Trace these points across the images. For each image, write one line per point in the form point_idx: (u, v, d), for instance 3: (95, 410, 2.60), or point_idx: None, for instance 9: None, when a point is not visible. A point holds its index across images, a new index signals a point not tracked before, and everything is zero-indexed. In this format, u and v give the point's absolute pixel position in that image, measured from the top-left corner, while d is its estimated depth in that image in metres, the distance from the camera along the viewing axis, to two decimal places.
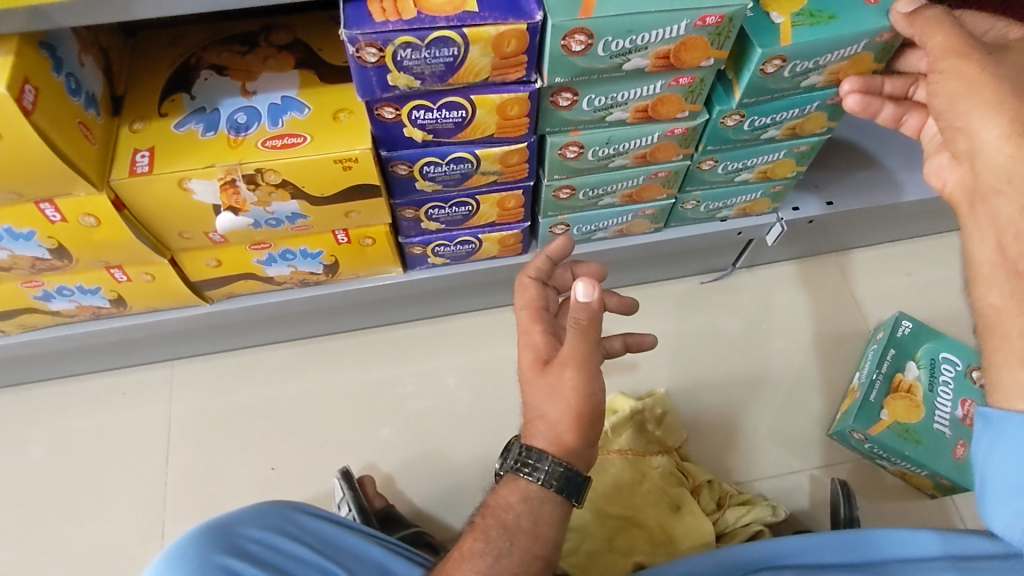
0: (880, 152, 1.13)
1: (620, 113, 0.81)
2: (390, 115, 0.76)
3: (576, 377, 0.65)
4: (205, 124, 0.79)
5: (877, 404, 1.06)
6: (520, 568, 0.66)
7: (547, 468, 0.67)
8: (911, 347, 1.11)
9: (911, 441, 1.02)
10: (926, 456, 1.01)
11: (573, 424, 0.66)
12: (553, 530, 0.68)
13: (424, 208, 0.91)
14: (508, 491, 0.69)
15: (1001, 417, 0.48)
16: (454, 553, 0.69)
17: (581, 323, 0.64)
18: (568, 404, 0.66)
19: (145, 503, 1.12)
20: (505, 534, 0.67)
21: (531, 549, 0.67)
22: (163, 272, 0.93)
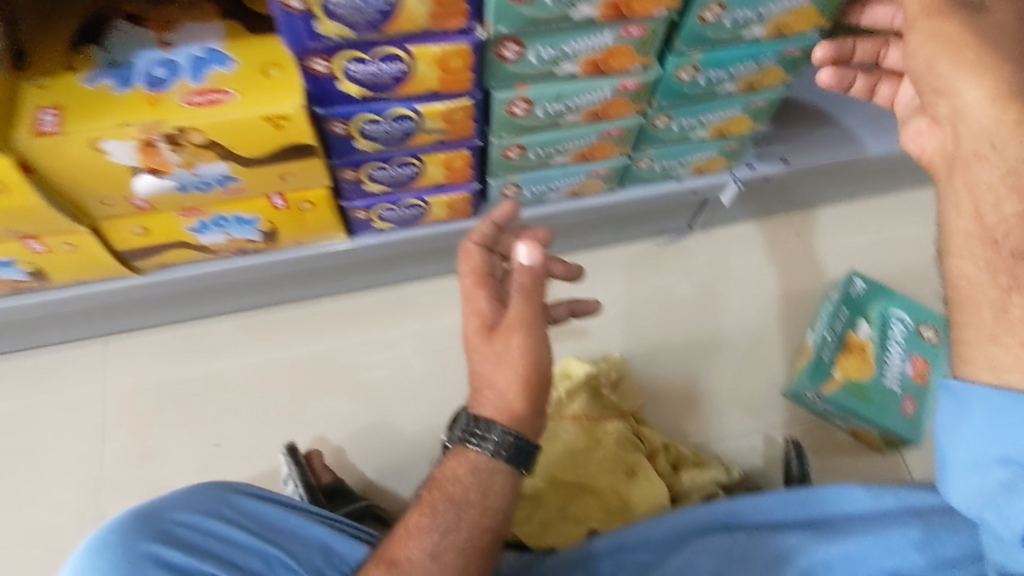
0: (838, 108, 1.11)
1: (570, 66, 0.77)
2: (323, 68, 0.70)
3: (523, 343, 0.63)
4: (119, 80, 0.73)
5: (829, 363, 1.07)
6: (470, 540, 0.64)
7: (495, 438, 0.65)
8: (862, 306, 1.12)
9: (861, 399, 1.03)
10: (875, 413, 1.03)
11: (521, 391, 0.64)
12: (503, 502, 0.66)
13: (366, 168, 0.86)
14: (456, 464, 0.67)
15: (964, 390, 0.47)
16: (400, 530, 0.67)
17: (524, 286, 0.65)
18: (515, 370, 0.64)
19: (82, 485, 1.06)
20: (452, 509, 0.65)
21: (480, 522, 0.65)
22: (86, 243, 0.86)
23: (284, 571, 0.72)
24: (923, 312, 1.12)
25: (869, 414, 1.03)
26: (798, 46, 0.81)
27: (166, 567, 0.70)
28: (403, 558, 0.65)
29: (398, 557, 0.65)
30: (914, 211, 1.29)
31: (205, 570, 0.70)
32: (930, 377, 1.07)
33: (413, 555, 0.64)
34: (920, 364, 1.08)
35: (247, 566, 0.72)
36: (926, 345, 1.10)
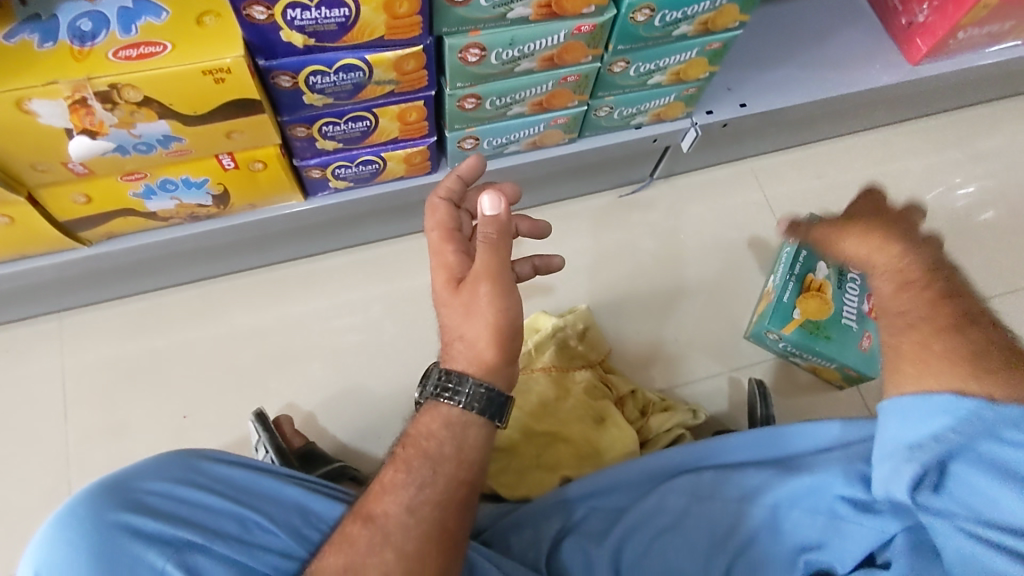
0: (795, 50, 1.10)
1: (522, 8, 0.74)
2: (262, 17, 0.67)
3: (491, 293, 0.63)
4: (41, 34, 0.68)
5: (790, 303, 1.07)
6: (446, 492, 0.64)
7: (467, 390, 0.65)
8: (822, 248, 1.12)
9: (821, 337, 1.06)
10: (833, 350, 1.06)
11: (490, 340, 0.64)
12: (477, 454, 0.66)
13: (317, 124, 0.83)
14: (429, 419, 0.67)
15: (902, 401, 0.68)
16: (374, 488, 0.66)
17: (490, 237, 0.63)
18: (486, 322, 0.63)
19: (46, 465, 1.04)
20: (427, 463, 0.65)
21: (456, 474, 0.65)
22: (24, 213, 0.82)
23: (261, 532, 0.72)
24: None
25: (829, 351, 1.07)
26: None
27: (139, 534, 0.69)
28: (379, 513, 0.64)
29: (375, 512, 0.64)
30: (870, 153, 1.31)
31: (180, 536, 0.69)
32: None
33: (390, 510, 0.64)
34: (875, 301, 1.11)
35: (224, 529, 0.71)
36: None
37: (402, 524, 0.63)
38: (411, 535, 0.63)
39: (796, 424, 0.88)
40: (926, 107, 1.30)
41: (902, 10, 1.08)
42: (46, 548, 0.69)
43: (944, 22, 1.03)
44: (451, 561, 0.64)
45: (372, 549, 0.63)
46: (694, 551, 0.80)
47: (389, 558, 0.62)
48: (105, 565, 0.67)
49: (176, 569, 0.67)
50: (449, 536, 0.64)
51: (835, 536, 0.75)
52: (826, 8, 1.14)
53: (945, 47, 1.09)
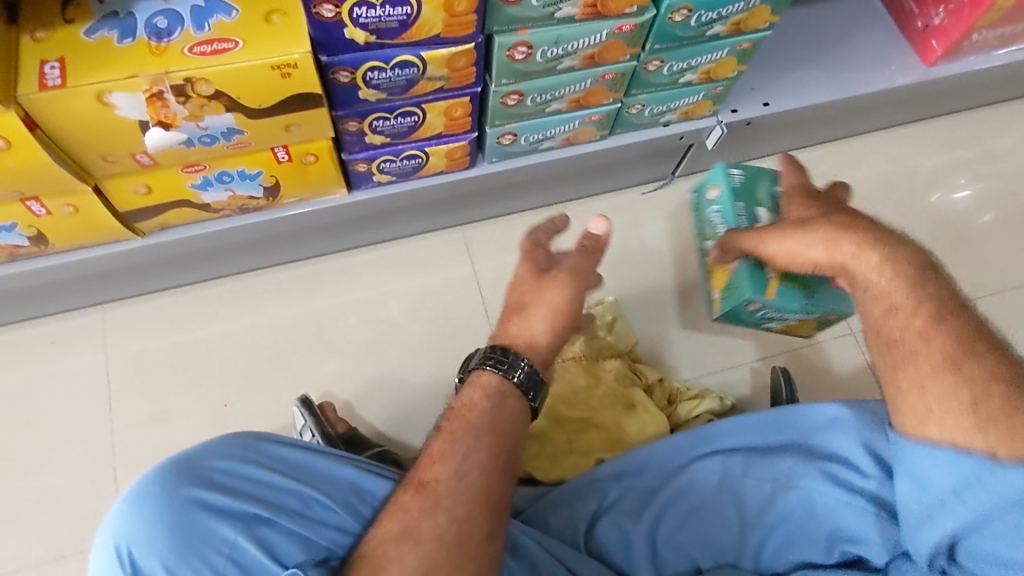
0: (815, 51, 1.15)
1: (569, 8, 0.79)
2: (330, 14, 0.71)
3: (567, 288, 0.70)
4: (120, 31, 0.72)
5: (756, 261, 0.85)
6: (491, 458, 0.64)
7: (514, 360, 0.69)
8: (741, 194, 0.91)
9: (801, 290, 0.86)
10: (829, 299, 0.87)
11: (547, 317, 0.70)
12: (512, 425, 0.68)
13: (369, 119, 0.87)
14: (474, 394, 0.68)
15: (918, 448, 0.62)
16: (421, 460, 0.65)
17: (587, 246, 0.71)
18: (550, 309, 0.70)
19: (92, 451, 1.07)
20: (470, 433, 0.66)
21: (496, 445, 0.66)
22: (88, 203, 0.85)
23: (322, 509, 0.74)
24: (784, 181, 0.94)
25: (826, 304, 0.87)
26: None
27: (210, 508, 0.71)
28: (430, 480, 0.63)
29: (425, 480, 0.63)
30: (883, 151, 1.36)
31: (248, 510, 0.71)
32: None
33: (440, 476, 0.63)
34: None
35: (287, 505, 0.73)
36: None
37: (452, 491, 0.62)
38: (462, 499, 0.62)
39: (801, 406, 0.88)
40: (937, 107, 1.35)
41: (918, 13, 1.13)
42: (119, 523, 0.71)
43: (959, 24, 1.08)
44: (499, 527, 0.63)
45: (427, 512, 0.61)
46: (727, 527, 0.84)
47: (442, 521, 0.61)
48: (178, 539, 0.69)
49: (245, 541, 0.69)
50: (496, 501, 0.63)
51: (869, 527, 0.76)
52: (843, 12, 1.19)
53: (959, 49, 1.14)
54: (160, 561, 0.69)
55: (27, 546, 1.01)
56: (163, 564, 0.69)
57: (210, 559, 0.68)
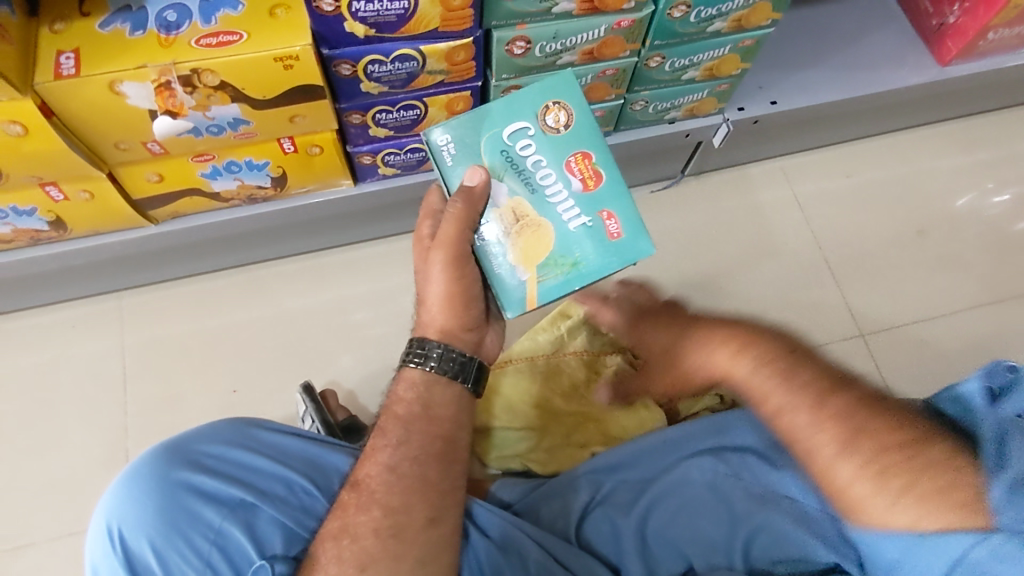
0: (827, 50, 1.14)
1: (566, 3, 0.80)
2: (329, 8, 0.73)
3: (443, 260, 0.71)
4: (132, 24, 0.75)
5: (510, 265, 0.72)
6: (421, 448, 0.70)
7: (434, 353, 0.74)
8: (477, 152, 0.73)
9: (568, 274, 0.71)
10: (593, 270, 0.71)
11: (447, 308, 0.73)
12: (445, 409, 0.73)
13: (371, 112, 0.89)
14: (406, 386, 0.74)
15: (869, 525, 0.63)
16: (361, 455, 0.72)
17: (456, 208, 0.70)
18: (441, 289, 0.72)
19: (106, 433, 1.11)
20: (401, 424, 0.72)
21: (427, 430, 0.72)
22: (103, 189, 0.89)
23: (306, 496, 0.76)
24: (521, 98, 0.74)
25: (589, 279, 0.71)
26: None
27: (198, 492, 0.74)
28: (363, 477, 0.70)
29: (359, 477, 0.70)
30: (899, 152, 1.33)
31: (233, 495, 0.74)
32: (602, 169, 0.73)
33: (371, 473, 0.70)
34: (587, 160, 0.73)
35: (273, 491, 0.75)
36: (561, 136, 0.73)
37: (384, 484, 0.69)
38: (394, 491, 0.69)
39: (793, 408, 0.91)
40: (956, 109, 1.33)
41: (934, 12, 1.11)
42: (113, 501, 0.74)
43: (975, 22, 1.06)
44: (438, 513, 0.69)
45: (361, 508, 0.68)
46: (718, 520, 0.84)
47: (377, 515, 0.68)
48: (167, 520, 0.72)
49: (230, 526, 0.72)
50: (434, 487, 0.70)
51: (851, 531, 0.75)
52: (857, 11, 1.18)
53: (974, 49, 1.12)
54: (150, 540, 0.72)
55: (40, 520, 1.06)
56: (153, 543, 0.72)
57: (196, 542, 0.71)
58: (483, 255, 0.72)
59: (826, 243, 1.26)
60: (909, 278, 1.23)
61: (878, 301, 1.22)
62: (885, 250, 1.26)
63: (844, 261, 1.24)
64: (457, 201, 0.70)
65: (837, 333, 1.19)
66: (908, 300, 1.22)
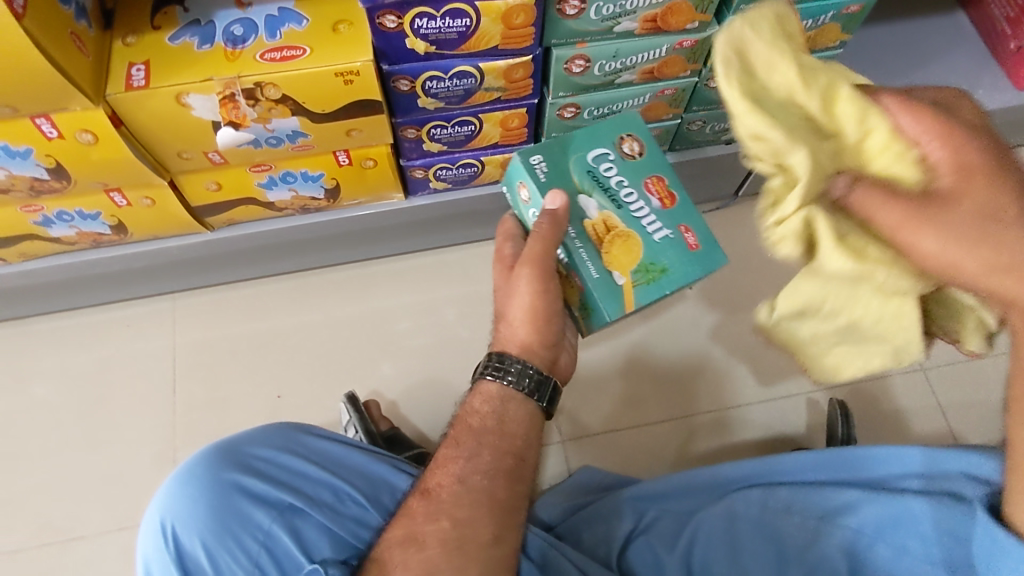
0: (894, 71, 1.10)
1: (628, 22, 0.78)
2: (392, 25, 0.73)
3: (530, 276, 0.68)
4: (200, 37, 0.77)
5: (605, 270, 0.69)
6: (493, 463, 0.67)
7: (511, 367, 0.71)
8: (565, 171, 0.72)
9: (658, 280, 0.69)
10: (682, 277, 0.69)
11: (528, 322, 0.70)
12: (519, 427, 0.70)
13: (426, 127, 0.89)
14: (480, 398, 0.72)
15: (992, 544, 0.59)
16: (431, 464, 0.70)
17: (543, 227, 0.67)
18: (524, 305, 0.70)
19: (155, 431, 1.13)
20: (473, 437, 0.69)
21: (499, 445, 0.69)
22: (164, 196, 0.91)
23: (354, 505, 0.76)
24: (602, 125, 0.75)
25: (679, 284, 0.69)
26: (858, 3, 0.81)
27: (250, 495, 0.74)
28: (433, 486, 0.68)
29: (429, 486, 0.68)
30: None
31: (283, 499, 0.74)
32: (677, 191, 0.73)
33: (442, 482, 0.68)
34: (664, 183, 0.73)
35: (321, 498, 0.75)
36: (640, 160, 0.74)
37: (453, 495, 0.66)
38: (463, 502, 0.66)
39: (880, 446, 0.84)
40: None
41: (1011, 34, 1.06)
42: (166, 499, 0.74)
43: None
44: (503, 532, 0.66)
45: (429, 518, 0.66)
46: (768, 563, 0.80)
47: (445, 525, 0.65)
48: (218, 521, 0.72)
49: (280, 530, 0.72)
50: (500, 504, 0.66)
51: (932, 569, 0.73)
52: (925, 31, 1.14)
53: None
54: (200, 540, 0.72)
55: (90, 515, 1.08)
56: (203, 544, 0.72)
57: (246, 543, 0.71)
58: (581, 262, 0.69)
59: None
60: None
61: None
62: None
63: None
64: (538, 225, 0.68)
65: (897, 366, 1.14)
66: None
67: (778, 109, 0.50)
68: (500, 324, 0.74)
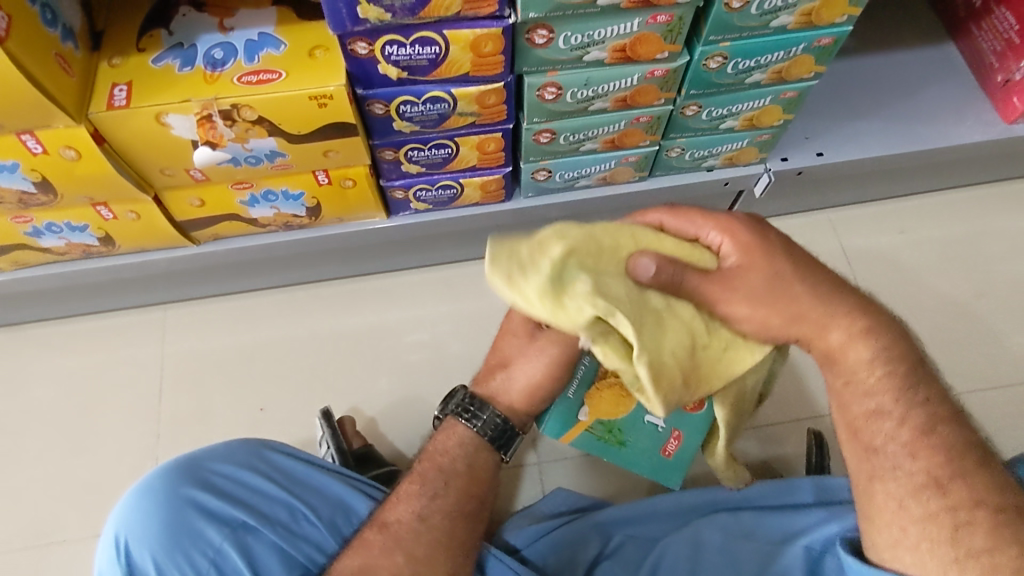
0: (880, 102, 1.09)
1: (598, 52, 0.79)
2: (363, 51, 0.75)
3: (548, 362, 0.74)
4: (181, 60, 0.79)
5: (576, 400, 0.75)
6: (456, 504, 0.71)
7: (484, 416, 0.75)
8: None
9: (609, 444, 0.77)
10: (626, 458, 0.78)
11: (523, 392, 0.75)
12: (487, 473, 0.75)
13: (404, 149, 0.91)
14: (448, 438, 0.75)
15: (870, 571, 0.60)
16: (390, 497, 0.72)
17: None
18: (532, 374, 0.74)
19: (139, 438, 1.15)
20: (441, 477, 0.72)
21: (465, 489, 0.72)
22: (148, 210, 0.94)
23: (308, 525, 0.76)
24: None
25: (621, 457, 0.78)
26: (829, 35, 0.81)
27: (204, 511, 0.75)
28: (392, 520, 0.69)
29: (388, 519, 0.70)
30: (960, 210, 1.26)
31: (236, 517, 0.75)
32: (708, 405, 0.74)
33: (402, 518, 0.70)
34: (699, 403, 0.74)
35: (275, 516, 0.76)
36: None
37: (413, 530, 0.68)
38: (422, 541, 0.68)
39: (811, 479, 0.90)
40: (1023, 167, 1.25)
41: (998, 67, 1.06)
42: (125, 508, 0.76)
43: None
44: (458, 569, 0.69)
45: (385, 551, 0.67)
46: None
47: (400, 561, 0.67)
48: (171, 536, 0.73)
49: (230, 548, 0.73)
50: (457, 541, 0.69)
51: None
52: (915, 62, 1.13)
53: None
54: (151, 556, 0.73)
55: (71, 518, 1.10)
56: (154, 559, 0.73)
57: (195, 560, 0.73)
58: (577, 376, 0.75)
59: None
60: (963, 343, 1.15)
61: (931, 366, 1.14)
62: (941, 313, 1.18)
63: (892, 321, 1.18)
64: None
65: None
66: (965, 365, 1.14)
67: (586, 266, 0.57)
68: (494, 371, 0.77)
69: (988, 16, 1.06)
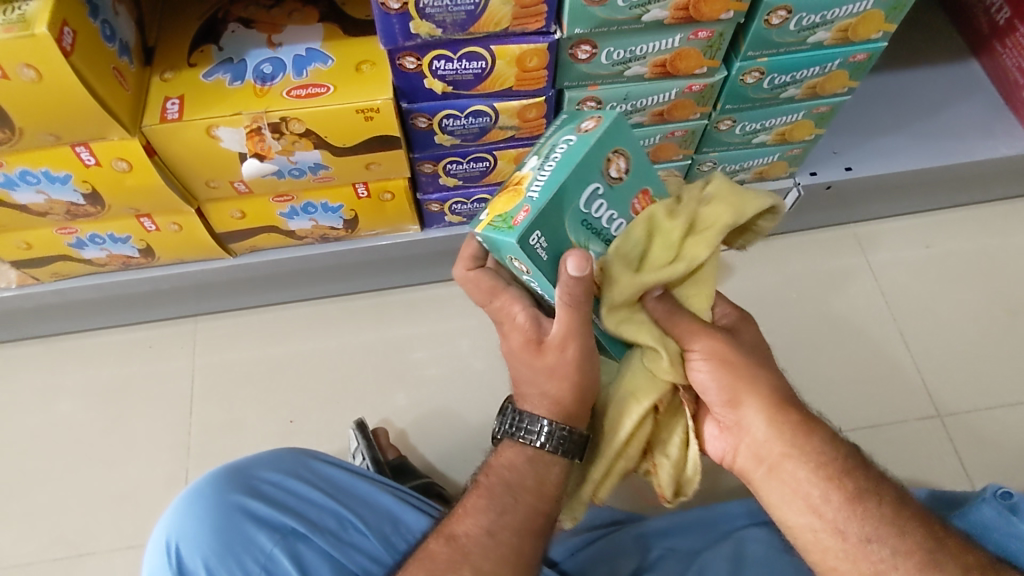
0: (906, 117, 1.11)
1: (638, 67, 0.81)
2: (411, 66, 0.77)
3: (579, 351, 0.60)
4: (232, 74, 0.82)
5: (608, 319, 0.63)
6: (523, 521, 0.65)
7: (546, 431, 0.64)
8: (561, 236, 0.57)
9: None
10: None
11: (579, 396, 0.63)
12: (558, 489, 0.66)
13: (442, 162, 0.93)
14: (512, 452, 0.67)
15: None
16: (458, 509, 0.68)
17: (575, 298, 0.56)
18: (569, 381, 0.62)
19: (170, 450, 1.16)
20: (508, 492, 0.66)
21: (536, 505, 0.66)
22: (191, 222, 0.96)
23: (356, 533, 0.76)
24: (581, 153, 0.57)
25: None
26: (864, 51, 0.83)
27: (253, 517, 0.75)
28: (460, 533, 0.66)
29: (456, 532, 0.66)
30: (984, 224, 1.27)
31: (286, 524, 0.75)
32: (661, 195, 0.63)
33: (471, 531, 0.65)
34: (650, 201, 0.62)
35: (324, 524, 0.76)
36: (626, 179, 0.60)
37: (481, 546, 0.64)
38: (490, 557, 0.64)
39: None
40: None
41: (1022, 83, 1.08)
42: (172, 515, 0.76)
43: None
44: None
45: (451, 565, 0.64)
46: None
47: (467, 575, 0.64)
48: (222, 540, 0.74)
49: (281, 554, 0.73)
50: (525, 561, 0.65)
51: None
52: (938, 79, 1.15)
53: None
54: (203, 560, 0.73)
55: (101, 530, 1.10)
56: (205, 563, 0.73)
57: (246, 565, 0.73)
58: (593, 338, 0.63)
59: (900, 314, 1.19)
60: (990, 357, 1.16)
61: (958, 381, 1.14)
62: (966, 327, 1.18)
63: (921, 338, 1.18)
64: (573, 302, 0.56)
65: (911, 414, 1.11)
66: (995, 381, 1.14)
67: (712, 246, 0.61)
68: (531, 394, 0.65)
69: (1012, 34, 1.08)
